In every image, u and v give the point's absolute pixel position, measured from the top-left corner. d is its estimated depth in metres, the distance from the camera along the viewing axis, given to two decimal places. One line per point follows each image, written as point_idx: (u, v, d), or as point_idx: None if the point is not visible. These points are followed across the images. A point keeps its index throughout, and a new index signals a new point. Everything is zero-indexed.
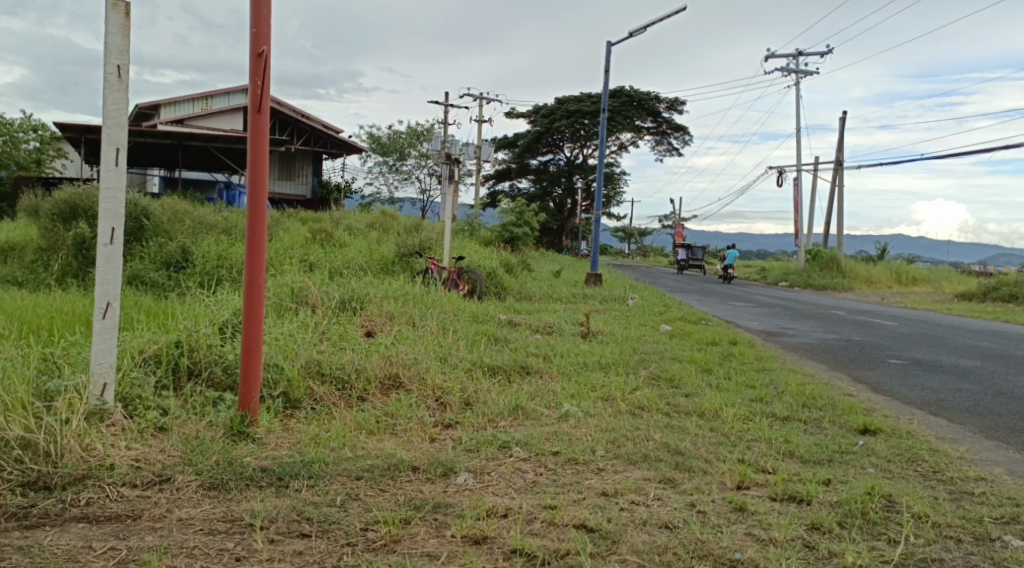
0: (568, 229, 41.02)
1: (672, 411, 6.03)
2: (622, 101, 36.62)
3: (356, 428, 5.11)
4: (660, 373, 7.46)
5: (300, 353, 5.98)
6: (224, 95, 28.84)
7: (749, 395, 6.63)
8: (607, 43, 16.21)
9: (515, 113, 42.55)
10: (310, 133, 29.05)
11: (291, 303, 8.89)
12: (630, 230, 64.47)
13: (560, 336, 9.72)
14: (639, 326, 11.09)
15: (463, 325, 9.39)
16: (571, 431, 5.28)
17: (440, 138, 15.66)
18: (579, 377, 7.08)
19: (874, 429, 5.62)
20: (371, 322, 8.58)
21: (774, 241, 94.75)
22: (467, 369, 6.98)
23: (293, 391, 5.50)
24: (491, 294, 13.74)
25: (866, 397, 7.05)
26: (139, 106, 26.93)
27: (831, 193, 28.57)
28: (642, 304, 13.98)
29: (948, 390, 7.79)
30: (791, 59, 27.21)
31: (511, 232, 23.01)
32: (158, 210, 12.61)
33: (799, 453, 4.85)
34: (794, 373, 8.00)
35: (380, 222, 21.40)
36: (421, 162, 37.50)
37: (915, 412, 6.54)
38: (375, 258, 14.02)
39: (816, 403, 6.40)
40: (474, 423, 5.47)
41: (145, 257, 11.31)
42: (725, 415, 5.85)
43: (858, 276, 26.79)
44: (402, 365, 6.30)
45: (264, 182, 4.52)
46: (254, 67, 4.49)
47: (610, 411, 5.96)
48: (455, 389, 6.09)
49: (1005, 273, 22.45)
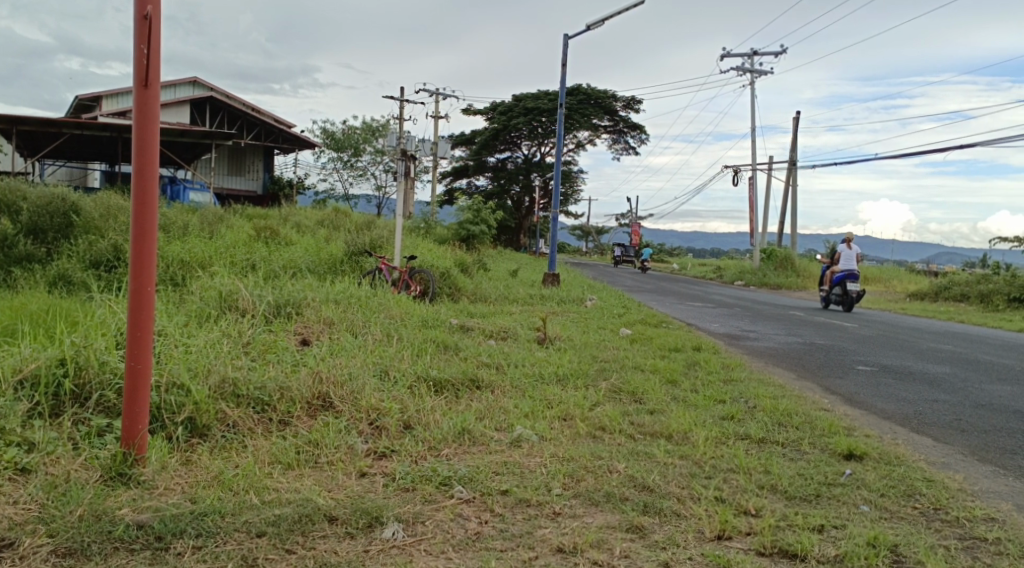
0: (526, 227, 40.48)
1: (636, 434, 5.36)
2: (579, 98, 36.12)
3: (271, 463, 4.41)
4: (621, 386, 6.79)
5: (212, 372, 5.24)
6: (169, 86, 27.73)
7: (719, 413, 5.98)
8: (564, 35, 15.66)
9: (473, 110, 41.87)
10: (261, 127, 28.01)
11: (221, 308, 8.12)
12: (588, 229, 64.06)
13: (515, 343, 8.99)
14: (598, 330, 10.44)
15: (411, 331, 8.64)
16: (522, 462, 4.59)
17: (395, 133, 14.85)
18: (533, 392, 6.37)
19: (860, 453, 5.00)
20: (306, 329, 7.84)
21: (730, 241, 95.31)
22: (408, 385, 6.26)
23: (199, 417, 4.80)
24: (444, 296, 13.00)
25: (843, 412, 6.45)
26: (79, 96, 25.68)
27: (786, 193, 28.32)
28: (601, 306, 13.35)
29: (925, 401, 7.22)
30: (746, 58, 26.98)
31: (468, 230, 22.26)
32: (89, 206, 11.75)
33: (783, 486, 4.24)
34: (764, 384, 7.36)
35: (331, 219, 20.53)
36: (376, 158, 36.59)
37: (897, 431, 5.94)
38: (322, 258, 13.20)
39: (792, 422, 5.76)
40: (412, 453, 4.77)
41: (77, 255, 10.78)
42: (696, 439, 5.20)
43: (812, 275, 26.55)
44: (333, 384, 5.59)
45: (152, 167, 3.81)
46: (137, 32, 3.74)
47: (568, 434, 5.29)
48: (394, 411, 5.38)
49: (958, 273, 22.28)
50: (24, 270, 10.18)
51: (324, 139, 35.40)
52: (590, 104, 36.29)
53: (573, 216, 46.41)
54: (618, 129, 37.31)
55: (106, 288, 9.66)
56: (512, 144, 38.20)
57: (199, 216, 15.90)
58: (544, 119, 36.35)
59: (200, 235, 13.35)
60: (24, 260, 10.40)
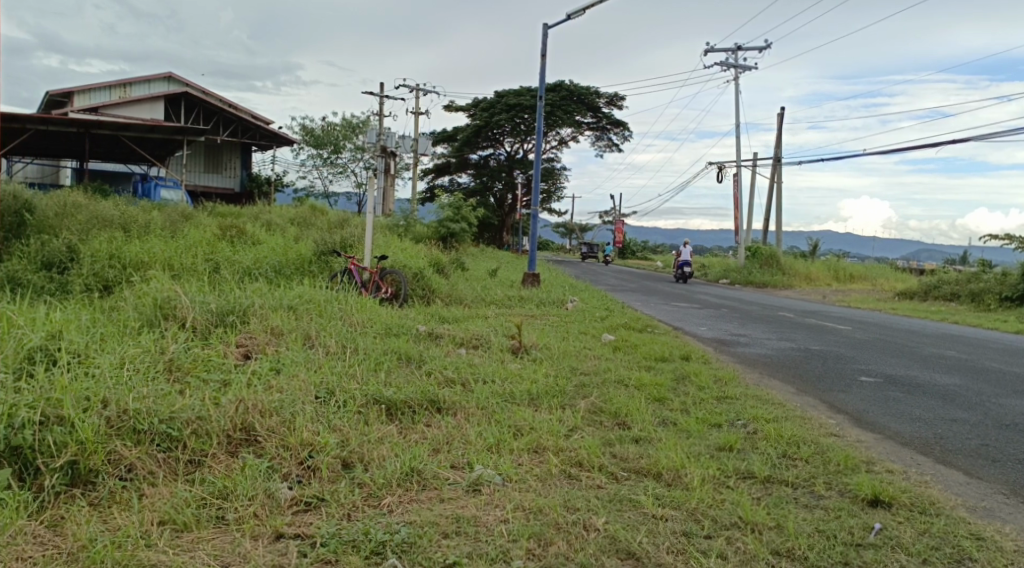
0: (509, 225, 39.58)
1: (618, 472, 4.51)
2: (562, 95, 35.22)
3: (161, 523, 3.92)
4: (602, 406, 5.93)
5: (111, 401, 4.58)
6: (143, 82, 26.72)
7: (714, 441, 5.11)
8: (543, 25, 14.77)
9: (455, 106, 40.89)
10: (236, 124, 27.02)
11: (155, 319, 7.23)
12: (571, 226, 63.03)
13: (486, 353, 8.11)
14: (578, 337, 9.60)
15: (370, 341, 7.74)
16: (478, 518, 3.86)
17: (375, 128, 13.86)
18: (501, 417, 5.48)
19: (887, 499, 4.16)
20: (249, 341, 6.98)
21: (710, 238, 95.04)
22: (355, 410, 5.37)
23: (84, 460, 4.23)
24: (417, 299, 12.10)
25: (855, 437, 5.62)
26: (50, 91, 24.60)
27: (771, 190, 27.56)
28: (584, 308, 12.50)
29: (943, 420, 6.39)
30: (731, 53, 26.15)
31: (448, 228, 21.35)
32: (44, 208, 11.28)
33: (803, 553, 3.63)
34: (763, 401, 6.50)
35: (302, 217, 19.54)
36: (356, 155, 35.60)
37: (921, 462, 5.11)
38: (289, 258, 12.24)
39: (800, 453, 4.92)
40: (345, 505, 4.06)
41: (23, 260, 9.82)
42: (691, 480, 4.35)
43: (798, 273, 25.78)
44: (260, 412, 4.83)
45: None
46: None
47: (538, 475, 4.43)
48: (331, 446, 4.60)
49: (947, 270, 21.63)
50: None
51: (303, 135, 34.35)
52: (574, 100, 35.39)
53: (557, 214, 45.54)
54: (601, 126, 36.52)
55: (43, 299, 8.74)
56: (495, 141, 37.31)
57: (161, 213, 14.88)
58: (527, 116, 35.42)
59: (161, 234, 12.42)
60: None
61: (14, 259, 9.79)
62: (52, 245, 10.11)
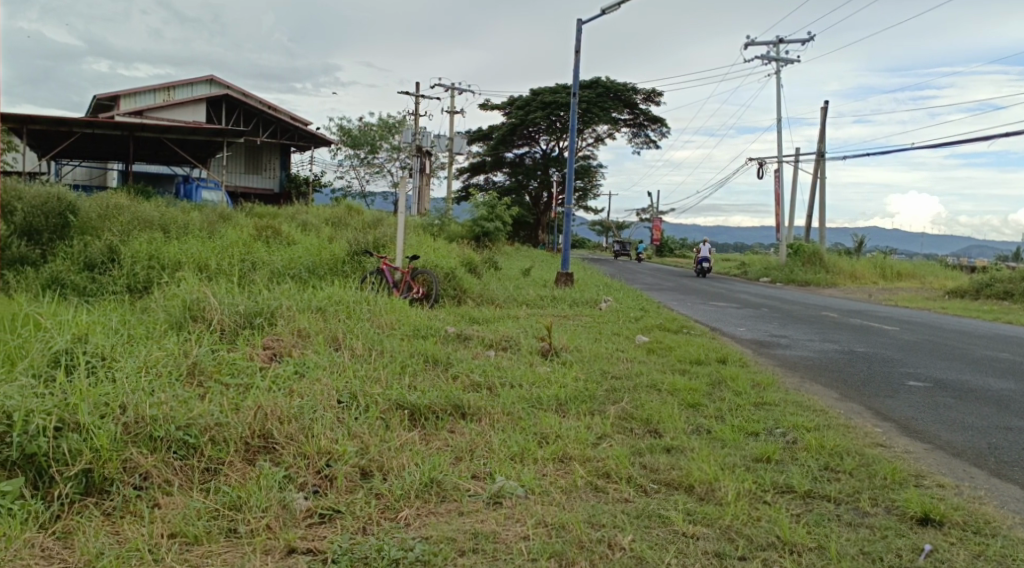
0: (545, 223, 39.34)
1: (647, 485, 4.29)
2: (598, 92, 34.92)
3: (172, 535, 3.78)
4: (633, 412, 5.72)
5: (128, 407, 4.45)
6: (187, 86, 26.98)
7: (750, 451, 4.87)
8: (577, 20, 14.49)
9: (491, 105, 40.75)
10: (275, 125, 27.15)
11: (183, 320, 7.17)
12: (609, 224, 62.50)
13: (515, 355, 7.92)
14: (611, 338, 9.37)
15: (397, 342, 7.59)
16: (499, 536, 3.68)
17: (410, 128, 13.71)
18: (527, 424, 5.28)
19: (939, 517, 3.90)
20: (275, 343, 6.86)
21: (751, 235, 93.85)
22: (376, 415, 5.21)
23: (99, 468, 4.10)
24: (448, 299, 11.94)
25: (903, 447, 5.33)
26: (98, 95, 24.85)
27: (813, 186, 26.97)
28: (618, 308, 12.25)
29: (997, 428, 6.06)
30: (771, 47, 25.63)
31: (482, 227, 21.19)
32: (86, 207, 11.30)
33: None
34: (803, 407, 6.23)
35: (336, 217, 19.49)
36: (392, 154, 35.63)
37: (975, 476, 4.81)
38: (322, 258, 12.16)
39: (843, 465, 4.65)
40: (360, 518, 3.90)
41: (66, 261, 9.86)
42: (725, 494, 4.12)
43: (842, 270, 25.18)
44: (279, 418, 4.69)
45: None
46: None
47: (562, 487, 4.22)
48: (349, 454, 4.44)
49: (997, 267, 20.97)
50: (15, 273, 9.61)
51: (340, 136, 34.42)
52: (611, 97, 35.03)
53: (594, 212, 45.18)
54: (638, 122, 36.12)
55: (79, 300, 8.74)
56: (530, 138, 37.10)
57: (196, 214, 14.88)
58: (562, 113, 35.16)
59: (198, 234, 12.40)
60: (17, 262, 9.82)
61: (57, 260, 9.84)
62: (92, 246, 10.13)
